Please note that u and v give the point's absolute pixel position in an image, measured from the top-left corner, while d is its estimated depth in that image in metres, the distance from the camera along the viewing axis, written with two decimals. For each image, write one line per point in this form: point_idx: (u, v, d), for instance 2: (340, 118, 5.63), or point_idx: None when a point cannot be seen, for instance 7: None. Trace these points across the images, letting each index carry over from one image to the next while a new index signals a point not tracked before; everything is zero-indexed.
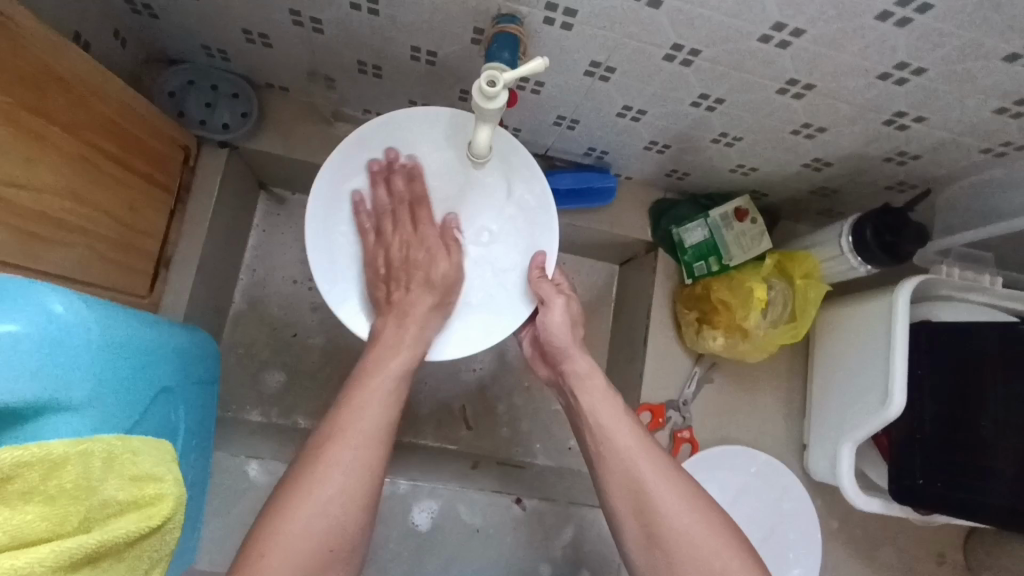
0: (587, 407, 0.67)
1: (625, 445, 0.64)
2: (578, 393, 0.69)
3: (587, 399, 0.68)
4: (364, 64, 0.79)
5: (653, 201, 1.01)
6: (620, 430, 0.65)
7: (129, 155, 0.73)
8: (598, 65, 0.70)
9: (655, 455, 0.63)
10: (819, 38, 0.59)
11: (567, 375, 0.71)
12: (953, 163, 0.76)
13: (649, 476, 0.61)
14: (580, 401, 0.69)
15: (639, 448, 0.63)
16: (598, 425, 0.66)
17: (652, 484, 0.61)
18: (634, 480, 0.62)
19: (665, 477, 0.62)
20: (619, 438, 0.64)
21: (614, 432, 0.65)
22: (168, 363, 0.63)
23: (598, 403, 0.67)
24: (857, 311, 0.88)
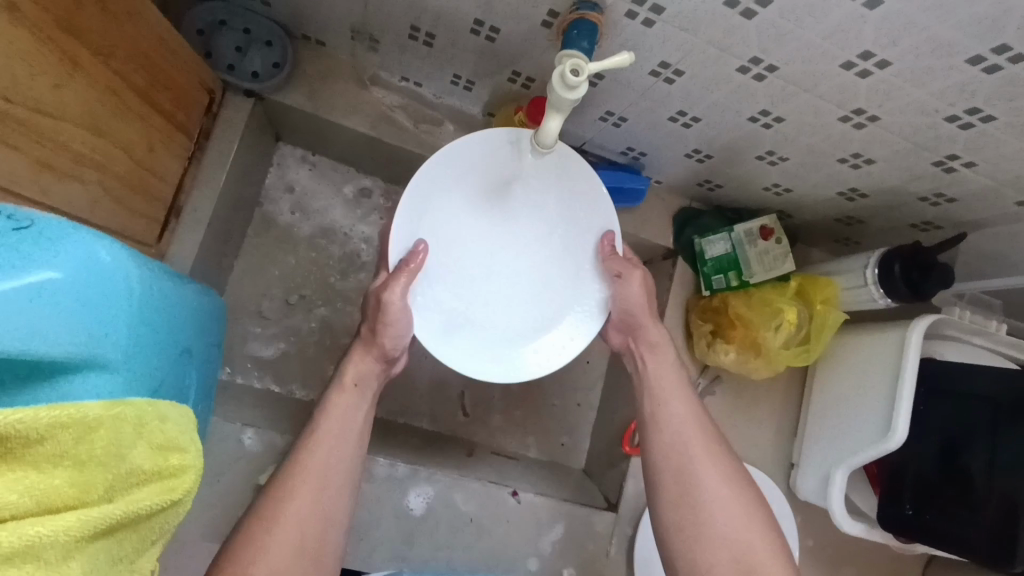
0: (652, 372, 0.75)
1: (682, 414, 0.72)
2: (646, 359, 0.76)
3: (657, 367, 0.75)
4: (416, 30, 0.76)
5: (678, 209, 1.01)
6: (677, 399, 0.73)
7: (155, 91, 0.67)
8: (667, 67, 0.68)
9: (704, 428, 0.72)
10: (903, 72, 0.58)
11: (640, 344, 0.77)
12: (985, 210, 0.78)
13: (693, 437, 0.71)
14: (646, 367, 0.76)
15: (689, 415, 0.72)
16: (664, 389, 0.74)
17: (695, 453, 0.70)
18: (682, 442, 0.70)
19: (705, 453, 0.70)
20: (675, 405, 0.73)
21: (671, 400, 0.73)
22: (184, 324, 0.59)
23: (654, 364, 0.75)
24: (868, 341, 0.90)
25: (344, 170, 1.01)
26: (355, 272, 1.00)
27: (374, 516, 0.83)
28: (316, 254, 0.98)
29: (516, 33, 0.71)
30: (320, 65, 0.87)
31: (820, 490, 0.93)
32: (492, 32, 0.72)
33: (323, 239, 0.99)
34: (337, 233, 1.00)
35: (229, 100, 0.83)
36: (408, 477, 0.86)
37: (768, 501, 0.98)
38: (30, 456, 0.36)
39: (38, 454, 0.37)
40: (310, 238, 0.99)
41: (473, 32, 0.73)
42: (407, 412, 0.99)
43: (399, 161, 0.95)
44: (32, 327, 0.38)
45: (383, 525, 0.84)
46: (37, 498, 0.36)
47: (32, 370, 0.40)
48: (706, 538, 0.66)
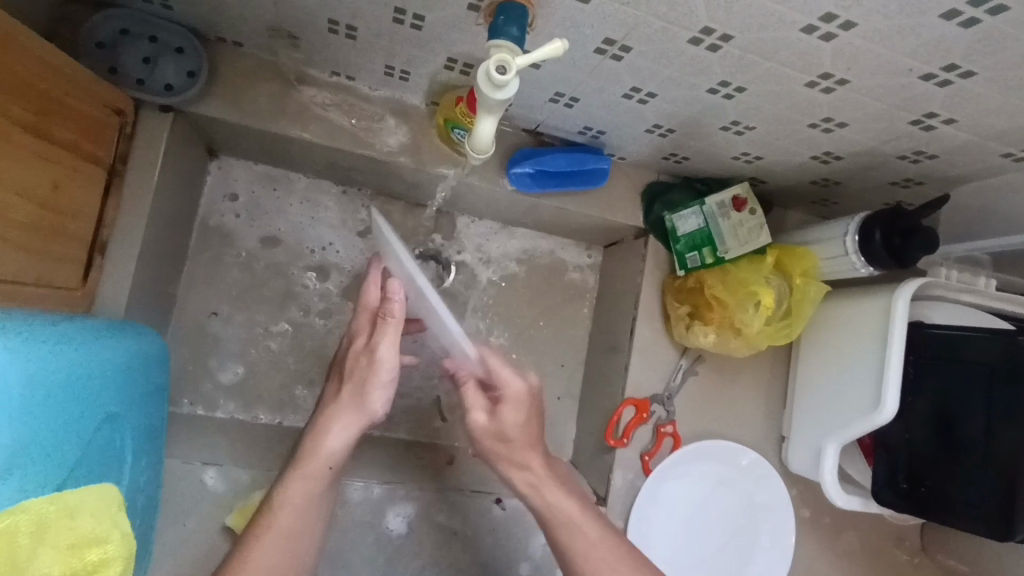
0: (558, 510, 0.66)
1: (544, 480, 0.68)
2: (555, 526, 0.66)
3: (552, 498, 0.67)
4: (336, 23, 0.69)
5: (645, 184, 0.95)
6: (584, 522, 0.66)
7: (50, 122, 0.60)
8: (613, 43, 0.61)
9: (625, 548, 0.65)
10: (869, 33, 0.52)
11: (534, 485, 0.68)
12: (969, 164, 0.72)
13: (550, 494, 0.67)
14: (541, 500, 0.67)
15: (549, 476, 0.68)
16: (555, 512, 0.66)
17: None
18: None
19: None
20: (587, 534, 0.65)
21: (583, 525, 0.65)
22: (106, 385, 0.53)
23: (557, 499, 0.67)
24: (853, 310, 0.86)
25: (288, 176, 0.94)
26: (311, 285, 0.94)
27: (355, 541, 0.81)
28: (267, 271, 0.93)
29: (442, 19, 0.64)
30: (241, 67, 0.79)
31: (812, 465, 0.90)
32: (418, 19, 0.65)
33: (273, 253, 0.93)
34: (287, 245, 0.94)
35: (144, 119, 0.76)
36: (386, 497, 0.84)
37: (760, 478, 0.96)
38: None
39: None
40: (260, 253, 0.93)
41: (396, 21, 0.66)
42: None
43: (344, 163, 0.89)
44: None
45: (365, 547, 0.82)
46: None
47: None
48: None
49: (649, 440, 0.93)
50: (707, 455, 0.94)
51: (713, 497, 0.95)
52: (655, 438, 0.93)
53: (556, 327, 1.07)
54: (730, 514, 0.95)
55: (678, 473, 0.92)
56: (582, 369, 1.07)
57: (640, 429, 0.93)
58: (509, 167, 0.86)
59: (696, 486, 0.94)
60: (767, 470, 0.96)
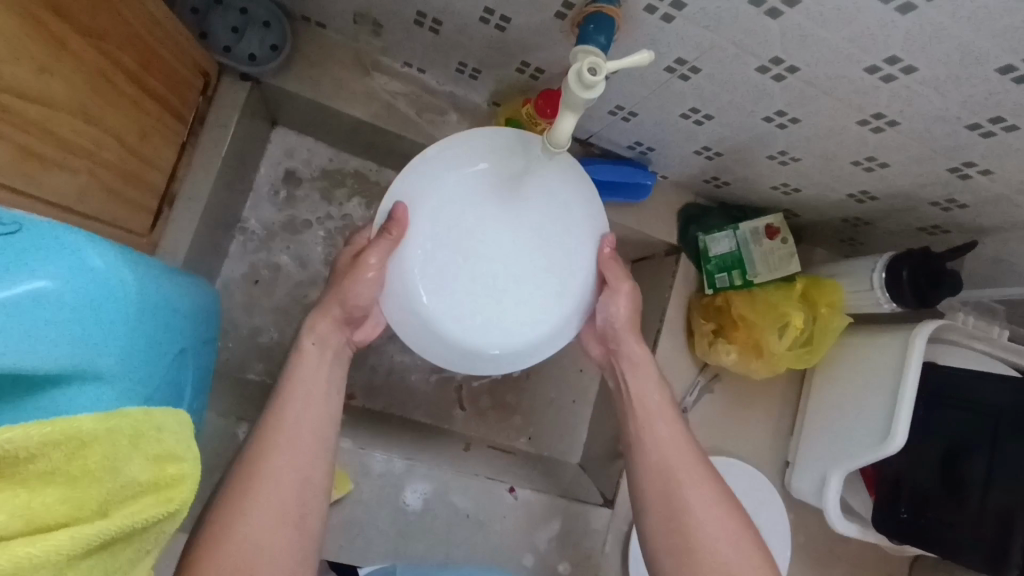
0: (636, 396, 0.74)
1: (664, 434, 0.71)
2: (636, 411, 0.74)
3: (637, 385, 0.75)
4: (422, 16, 0.73)
5: (683, 204, 0.99)
6: (661, 420, 0.72)
7: (149, 77, 0.64)
8: (684, 64, 0.65)
9: (691, 447, 0.70)
10: (929, 79, 0.57)
11: (624, 363, 0.77)
12: (997, 217, 0.77)
13: (656, 408, 0.73)
14: (631, 385, 0.75)
15: (676, 437, 0.71)
16: (652, 417, 0.72)
17: (684, 473, 0.68)
18: (669, 468, 0.68)
19: (686, 464, 0.68)
20: (660, 427, 0.71)
21: (657, 422, 0.72)
22: (184, 324, 0.57)
23: (643, 392, 0.74)
24: (870, 345, 0.89)
25: (342, 157, 0.98)
26: None
27: (371, 512, 0.83)
28: (312, 246, 0.96)
29: (527, 23, 0.68)
30: (321, 47, 0.84)
31: (816, 490, 0.93)
32: (504, 22, 0.69)
33: (320, 228, 0.96)
34: (334, 223, 0.97)
35: (223, 83, 0.80)
36: (405, 473, 0.85)
37: (764, 499, 0.99)
38: (19, 475, 0.35)
39: (27, 472, 0.35)
40: (308, 227, 0.96)
41: (482, 21, 0.70)
42: (404, 407, 0.97)
43: (401, 149, 0.93)
44: (17, 341, 0.38)
45: (381, 520, 0.83)
46: (28, 518, 0.34)
47: (15, 380, 0.40)
48: (658, 491, 0.68)
49: None
50: (719, 471, 0.97)
51: None
52: None
53: None
54: None
55: None
56: None
57: None
58: None
59: None
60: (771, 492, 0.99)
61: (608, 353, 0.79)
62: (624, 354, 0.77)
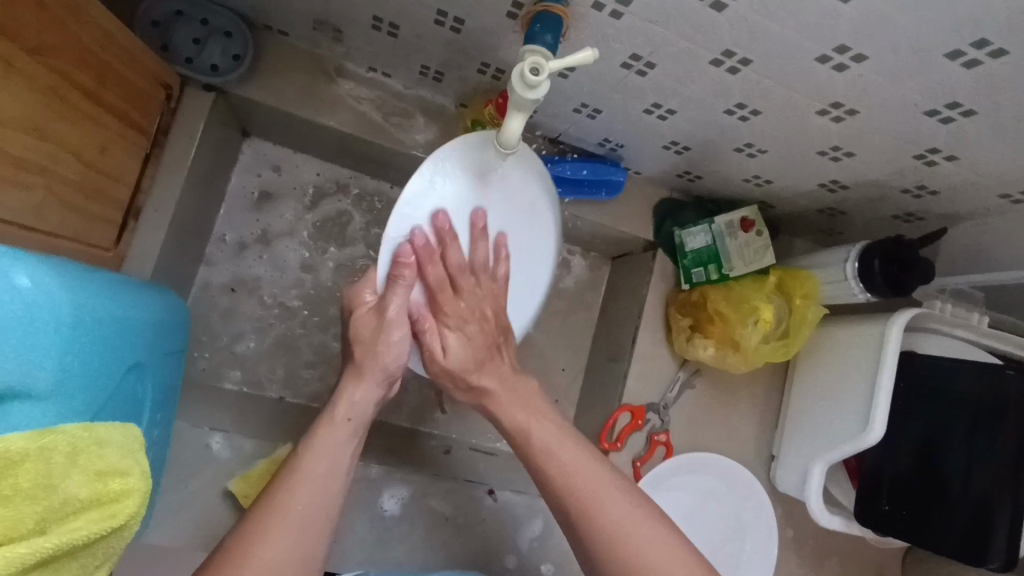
0: (515, 406, 0.68)
1: (548, 439, 0.64)
2: (518, 423, 0.67)
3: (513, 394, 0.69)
4: (379, 21, 0.73)
5: (658, 200, 0.98)
6: (543, 424, 0.66)
7: (105, 91, 0.64)
8: (638, 59, 0.65)
9: (577, 448, 0.64)
10: (880, 67, 0.56)
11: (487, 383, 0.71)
12: (969, 203, 0.76)
13: (531, 417, 0.67)
14: (510, 417, 0.68)
15: (563, 441, 0.65)
16: (529, 431, 0.66)
17: (582, 477, 0.61)
18: (565, 475, 0.62)
19: (590, 477, 0.61)
20: (546, 434, 0.65)
21: (539, 427, 0.66)
22: (140, 337, 0.57)
23: (529, 419, 0.67)
24: (847, 335, 0.89)
25: (316, 164, 0.98)
26: (329, 269, 0.97)
27: (348, 517, 0.83)
28: (287, 253, 0.96)
29: (480, 24, 0.68)
30: (285, 55, 0.84)
31: (799, 484, 0.92)
32: (459, 23, 0.69)
33: (295, 236, 0.97)
34: (309, 229, 0.97)
35: (187, 95, 0.80)
36: (381, 477, 0.85)
37: (748, 494, 0.98)
38: None
39: None
40: (283, 234, 0.96)
41: (437, 23, 0.70)
42: None
43: (372, 154, 0.93)
44: None
45: (358, 524, 0.84)
46: None
47: None
48: (564, 509, 0.61)
49: (642, 448, 0.96)
50: (701, 465, 0.96)
51: (699, 508, 0.97)
52: (649, 446, 0.95)
53: (559, 334, 1.10)
54: (714, 527, 0.97)
55: (668, 483, 0.95)
56: (582, 375, 1.10)
57: (633, 435, 0.96)
58: None
59: (685, 497, 0.96)
60: (757, 484, 0.98)
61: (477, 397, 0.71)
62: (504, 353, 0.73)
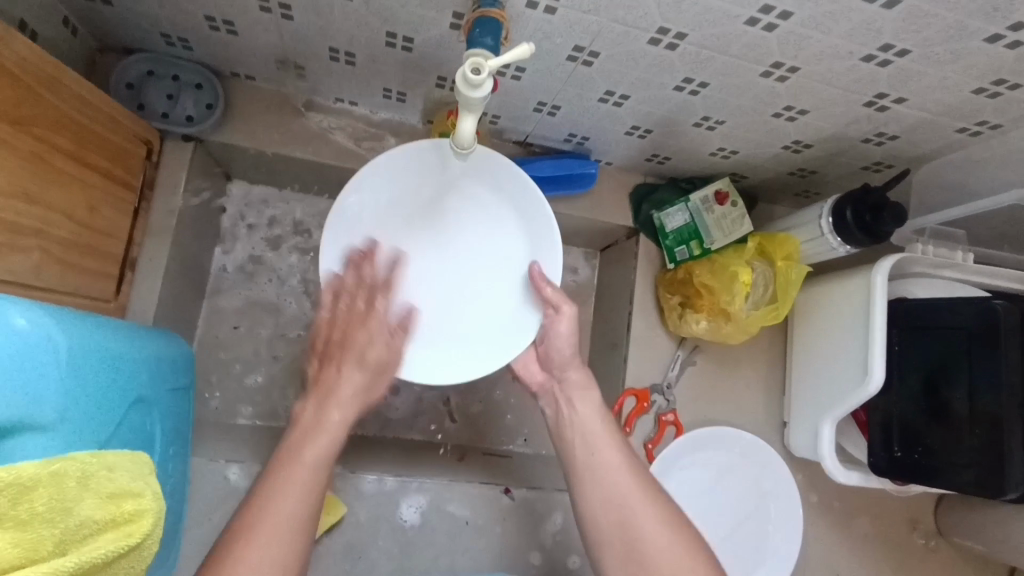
0: (579, 424, 0.71)
1: (613, 463, 0.67)
2: (578, 441, 0.70)
3: (580, 410, 0.72)
4: (336, 51, 0.77)
5: (633, 185, 1.01)
6: (607, 446, 0.69)
7: (87, 151, 0.68)
8: (582, 50, 0.68)
9: (639, 472, 0.67)
10: (806, 21, 0.58)
11: (564, 388, 0.74)
12: (929, 142, 0.78)
13: (598, 432, 0.70)
14: (576, 414, 0.72)
15: (622, 465, 0.67)
16: (594, 446, 0.69)
17: (634, 500, 0.65)
18: (623, 498, 0.65)
19: (637, 496, 0.65)
20: (605, 455, 0.68)
21: (602, 448, 0.69)
22: (141, 373, 0.60)
23: (592, 424, 0.71)
24: (835, 290, 0.90)
25: (300, 198, 1.02)
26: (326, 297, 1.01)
27: (372, 532, 0.85)
28: (283, 287, 0.99)
29: (429, 39, 0.71)
30: (255, 98, 0.88)
31: (811, 444, 0.92)
32: (409, 42, 0.72)
33: (289, 269, 1.00)
34: (301, 261, 1.01)
35: (168, 148, 0.84)
36: (399, 489, 0.87)
37: (765, 463, 0.98)
38: None
39: None
40: (277, 269, 1.00)
41: (389, 45, 0.74)
42: None
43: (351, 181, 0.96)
44: None
45: (382, 538, 0.86)
46: None
47: None
48: (614, 526, 0.64)
49: (651, 430, 0.97)
50: (712, 440, 0.97)
51: (718, 483, 0.97)
52: (657, 427, 0.96)
53: None
54: (736, 501, 0.97)
55: (683, 462, 0.95)
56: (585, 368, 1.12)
57: (641, 419, 0.97)
58: None
59: (702, 475, 0.97)
60: (769, 449, 0.98)
61: (549, 381, 0.76)
62: (565, 379, 0.75)
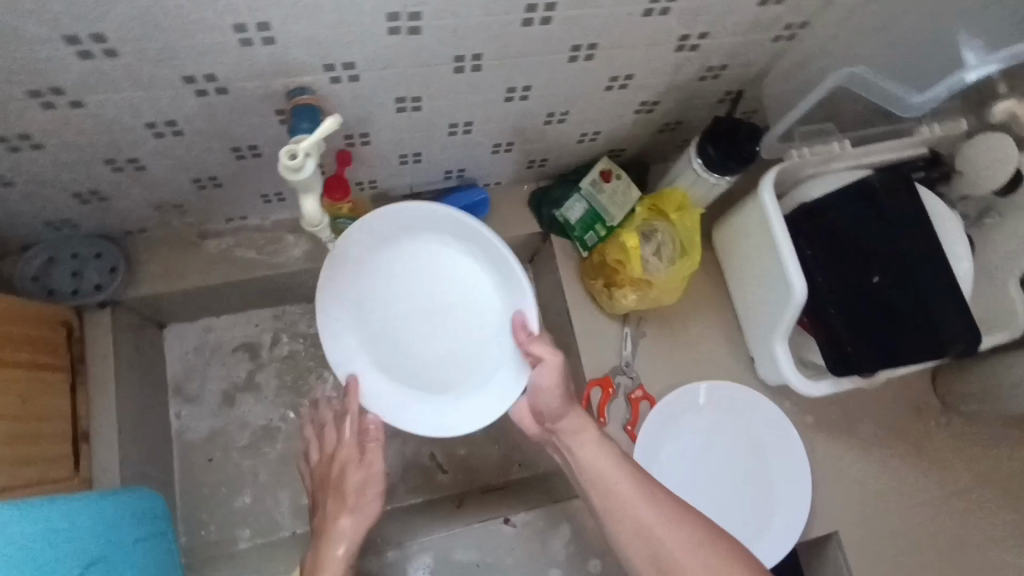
0: (591, 468, 0.77)
1: (631, 497, 0.73)
2: (596, 486, 0.76)
3: (584, 454, 0.78)
4: (200, 180, 0.82)
5: (529, 195, 1.04)
6: (620, 482, 0.75)
7: (9, 348, 0.72)
8: (404, 99, 0.73)
9: (656, 500, 0.73)
10: (570, 4, 0.63)
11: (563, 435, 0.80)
12: (757, 59, 0.81)
13: (608, 470, 0.76)
14: (580, 457, 0.78)
15: (643, 499, 0.73)
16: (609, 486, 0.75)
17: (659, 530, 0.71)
18: (649, 529, 0.71)
19: (665, 525, 0.71)
20: (621, 488, 0.74)
21: (617, 486, 0.75)
22: (100, 535, 0.63)
23: (609, 470, 0.76)
24: (740, 220, 0.92)
25: (234, 319, 1.06)
26: (286, 401, 1.03)
27: None
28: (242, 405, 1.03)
29: (271, 140, 0.76)
30: (153, 247, 0.93)
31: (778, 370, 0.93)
32: (255, 149, 0.77)
33: (244, 388, 1.03)
34: (253, 376, 1.04)
35: (87, 320, 0.89)
36: (403, 555, 0.88)
37: (748, 405, 0.99)
38: None
39: None
40: (233, 392, 1.03)
41: (240, 158, 0.79)
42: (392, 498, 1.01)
43: (271, 287, 1.00)
44: None
45: None
46: None
47: None
48: (647, 556, 0.71)
49: (626, 412, 0.98)
50: (682, 410, 0.97)
51: (710, 440, 0.98)
52: (631, 406, 0.97)
53: None
54: (733, 451, 0.98)
55: (667, 432, 0.96)
56: None
57: (613, 405, 0.98)
58: None
59: (692, 437, 0.97)
60: (742, 393, 0.99)
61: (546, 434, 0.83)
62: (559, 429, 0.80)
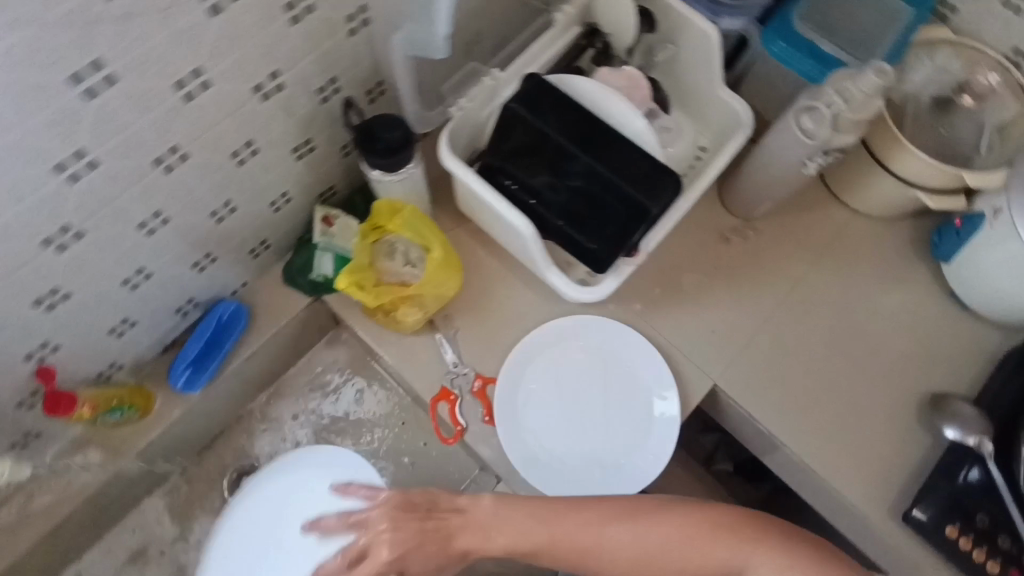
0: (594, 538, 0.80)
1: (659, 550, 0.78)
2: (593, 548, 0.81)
3: (620, 539, 0.79)
4: None
5: (281, 275, 1.02)
6: (648, 538, 0.78)
7: None
8: (41, 297, 0.69)
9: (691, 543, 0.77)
10: (99, 140, 0.60)
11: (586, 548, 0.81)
12: (357, 56, 0.80)
13: (639, 538, 0.79)
14: (609, 551, 0.80)
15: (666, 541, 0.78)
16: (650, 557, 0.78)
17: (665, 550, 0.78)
18: (647, 554, 0.78)
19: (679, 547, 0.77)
20: (611, 529, 0.80)
21: (647, 538, 0.78)
22: None
23: (581, 534, 0.81)
24: (457, 191, 0.91)
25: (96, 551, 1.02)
26: None
27: None
28: None
29: None
30: None
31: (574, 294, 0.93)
32: None
33: None
34: None
35: None
36: None
37: (576, 331, 1.02)
38: None
39: None
40: None
41: None
42: None
43: (102, 506, 0.96)
44: None
45: None
46: None
47: None
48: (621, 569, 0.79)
49: (478, 406, 0.99)
50: (513, 382, 0.99)
51: (562, 380, 1.00)
52: (479, 398, 0.99)
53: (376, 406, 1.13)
54: (586, 377, 1.01)
55: (521, 398, 0.98)
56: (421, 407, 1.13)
57: (464, 407, 0.99)
58: (172, 386, 0.94)
59: (545, 389, 1.00)
60: (541, 328, 1.02)
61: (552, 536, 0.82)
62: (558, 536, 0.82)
